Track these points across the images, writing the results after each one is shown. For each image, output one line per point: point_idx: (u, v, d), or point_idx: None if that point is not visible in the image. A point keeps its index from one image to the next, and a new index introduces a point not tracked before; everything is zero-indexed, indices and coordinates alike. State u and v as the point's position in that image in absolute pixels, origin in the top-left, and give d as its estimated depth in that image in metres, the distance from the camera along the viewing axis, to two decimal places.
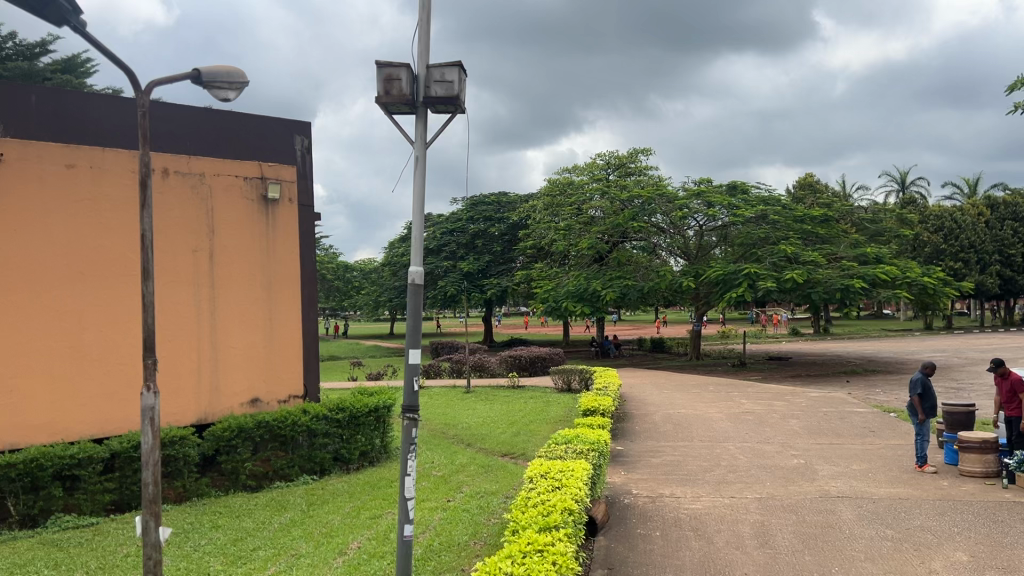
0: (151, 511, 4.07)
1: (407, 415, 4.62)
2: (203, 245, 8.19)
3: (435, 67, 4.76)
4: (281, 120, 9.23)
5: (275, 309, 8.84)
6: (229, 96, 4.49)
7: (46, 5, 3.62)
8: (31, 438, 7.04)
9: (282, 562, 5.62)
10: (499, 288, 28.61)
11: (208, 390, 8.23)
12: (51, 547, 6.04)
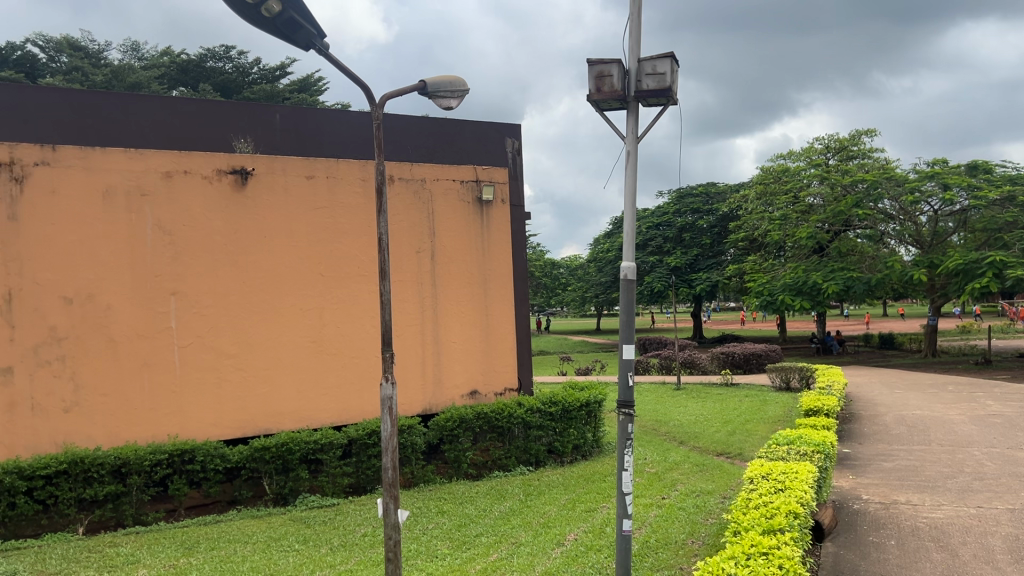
0: (391, 494, 4.35)
1: (623, 411, 4.62)
2: (425, 246, 8.67)
3: (647, 59, 4.72)
4: (494, 124, 9.55)
5: (491, 305, 9.17)
6: (452, 104, 4.72)
7: (295, 31, 4.02)
8: (281, 424, 7.79)
9: (504, 549, 5.83)
10: (710, 282, 27.87)
11: (432, 382, 8.70)
12: (300, 524, 6.65)
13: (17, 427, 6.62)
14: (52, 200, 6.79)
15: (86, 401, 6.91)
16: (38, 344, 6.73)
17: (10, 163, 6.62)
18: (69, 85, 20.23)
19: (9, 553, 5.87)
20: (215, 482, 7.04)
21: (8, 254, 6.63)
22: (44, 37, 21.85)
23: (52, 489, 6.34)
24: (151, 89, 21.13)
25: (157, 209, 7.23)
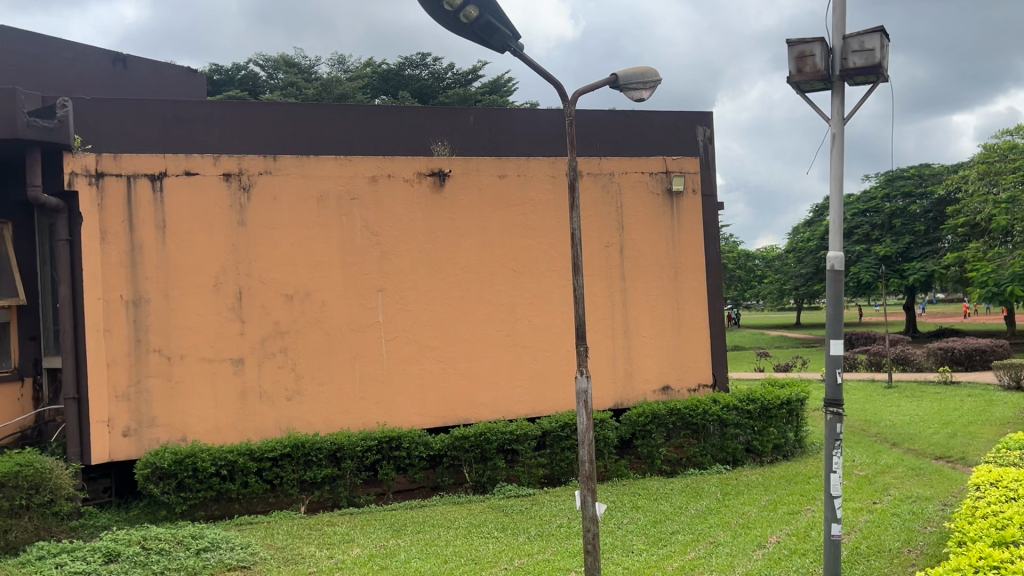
0: (588, 487, 4.38)
1: (831, 410, 4.38)
2: (615, 240, 8.65)
3: (854, 36, 4.46)
4: (685, 114, 9.35)
5: (683, 299, 8.99)
6: (643, 96, 4.68)
7: (491, 34, 4.14)
8: (479, 415, 8.08)
9: (702, 548, 5.71)
10: (923, 272, 25.76)
11: (623, 377, 8.68)
12: (499, 512, 6.86)
13: (248, 413, 7.31)
14: (273, 206, 7.42)
15: (306, 390, 7.50)
16: (264, 337, 7.39)
17: (238, 173, 7.31)
18: (285, 99, 22.00)
19: (243, 526, 6.49)
20: (419, 469, 7.41)
21: (238, 256, 7.32)
22: (263, 57, 23.90)
23: (278, 470, 6.94)
24: (356, 100, 22.58)
25: (364, 212, 7.71)
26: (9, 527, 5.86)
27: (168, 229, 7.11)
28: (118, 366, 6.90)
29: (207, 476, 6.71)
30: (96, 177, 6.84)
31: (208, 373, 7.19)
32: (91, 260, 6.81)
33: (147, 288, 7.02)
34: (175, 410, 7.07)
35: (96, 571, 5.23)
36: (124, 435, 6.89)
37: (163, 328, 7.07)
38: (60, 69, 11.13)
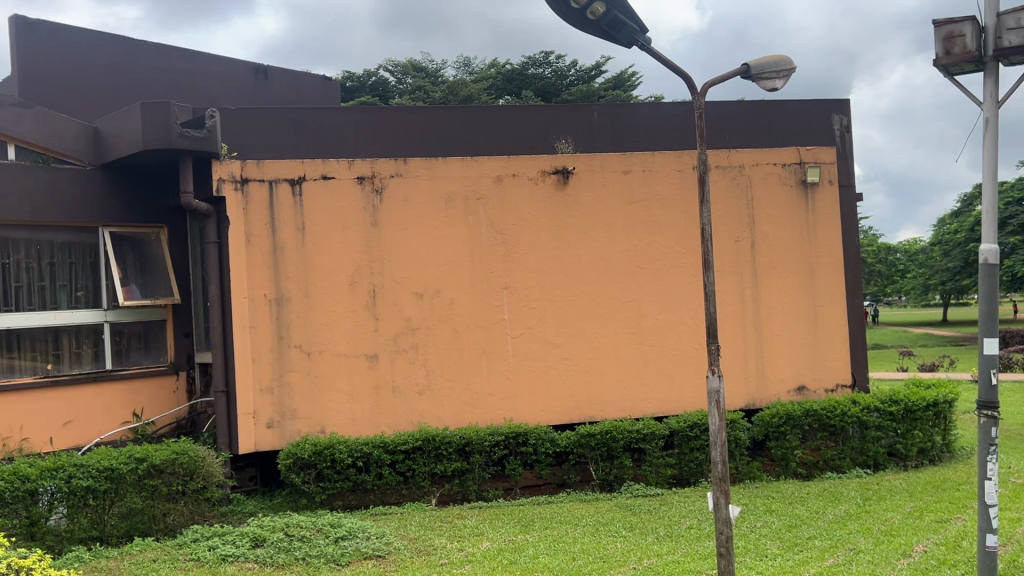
0: (721, 489, 4.29)
1: (986, 413, 4.11)
2: (745, 235, 8.41)
3: (1011, 12, 4.15)
4: (819, 102, 8.99)
5: (819, 294, 8.64)
6: (777, 85, 4.53)
7: (617, 30, 4.11)
8: (605, 413, 8.04)
9: (841, 555, 5.47)
10: None
11: (756, 376, 8.43)
12: (626, 511, 6.81)
13: (382, 406, 7.56)
14: (404, 207, 7.65)
15: (436, 385, 7.68)
16: (396, 334, 7.62)
17: (371, 176, 7.57)
18: (414, 103, 22.63)
19: (377, 517, 6.72)
20: (546, 465, 7.46)
21: (371, 256, 7.59)
22: (393, 63, 24.65)
23: (410, 463, 7.15)
24: (481, 100, 22.92)
25: (491, 211, 7.82)
26: (169, 511, 6.38)
27: (306, 231, 7.45)
28: (262, 361, 7.29)
29: (343, 467, 6.99)
30: (241, 182, 7.25)
31: (344, 368, 7.49)
32: (238, 261, 7.24)
33: (288, 287, 7.39)
34: (314, 403, 7.40)
35: (244, 556, 5.59)
36: (268, 426, 7.28)
37: (303, 325, 7.41)
38: (208, 82, 11.97)
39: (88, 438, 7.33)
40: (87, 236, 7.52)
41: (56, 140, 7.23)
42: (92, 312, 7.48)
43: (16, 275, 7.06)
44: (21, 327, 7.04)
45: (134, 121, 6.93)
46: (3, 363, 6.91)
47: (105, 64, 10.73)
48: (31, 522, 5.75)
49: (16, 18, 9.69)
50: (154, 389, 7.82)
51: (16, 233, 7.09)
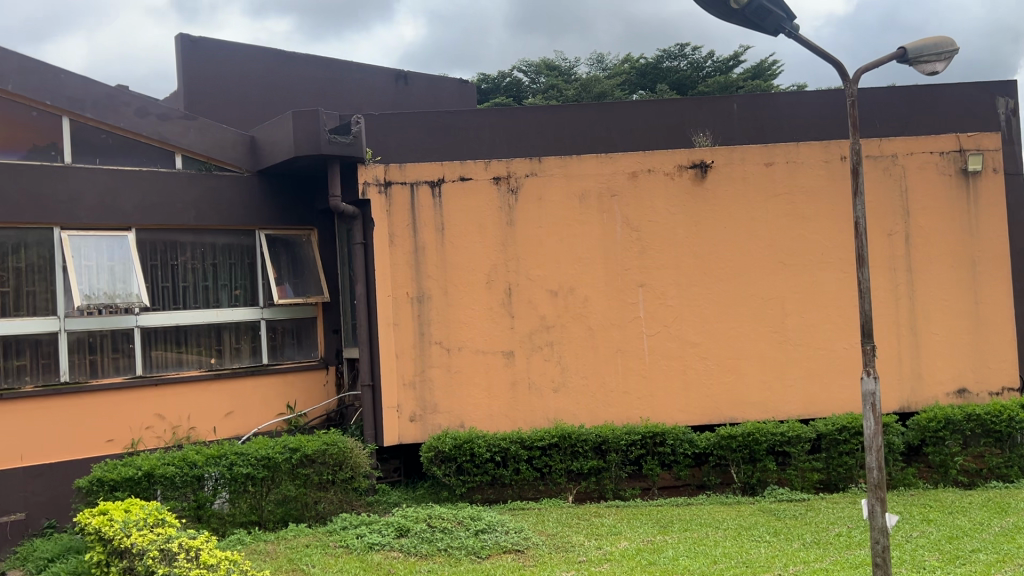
0: (877, 496, 4.09)
1: None
2: (899, 228, 7.96)
3: None
4: (982, 84, 8.39)
5: (982, 291, 8.06)
6: (938, 68, 4.27)
7: (764, 18, 3.99)
8: (746, 413, 7.82)
9: (1011, 571, 5.09)
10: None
11: (911, 377, 7.96)
12: (770, 516, 6.59)
13: (520, 403, 7.64)
14: (540, 206, 7.71)
15: (572, 383, 7.70)
16: (532, 332, 7.70)
17: (506, 176, 7.67)
18: (547, 101, 22.77)
19: (516, 512, 6.80)
20: (685, 466, 7.34)
21: (508, 254, 7.69)
22: (526, 62, 24.88)
23: (547, 459, 7.20)
24: (615, 96, 22.79)
25: (627, 208, 7.76)
26: (320, 499, 6.68)
27: (445, 231, 7.63)
28: (405, 357, 7.54)
29: (482, 462, 7.12)
30: (384, 185, 7.53)
31: (482, 365, 7.63)
32: (381, 261, 7.53)
33: (428, 286, 7.60)
34: (454, 399, 7.58)
35: (389, 545, 5.81)
36: (411, 420, 7.52)
37: (443, 322, 7.61)
38: (352, 89, 12.52)
39: (247, 428, 7.83)
40: (246, 238, 8.02)
41: (217, 149, 7.75)
42: (250, 309, 7.96)
43: (184, 276, 7.62)
44: (188, 323, 7.58)
45: (286, 129, 7.34)
46: (173, 357, 7.48)
47: (260, 76, 11.44)
48: (198, 505, 6.19)
49: (183, 35, 10.67)
50: (306, 383, 8.25)
51: (183, 237, 7.65)
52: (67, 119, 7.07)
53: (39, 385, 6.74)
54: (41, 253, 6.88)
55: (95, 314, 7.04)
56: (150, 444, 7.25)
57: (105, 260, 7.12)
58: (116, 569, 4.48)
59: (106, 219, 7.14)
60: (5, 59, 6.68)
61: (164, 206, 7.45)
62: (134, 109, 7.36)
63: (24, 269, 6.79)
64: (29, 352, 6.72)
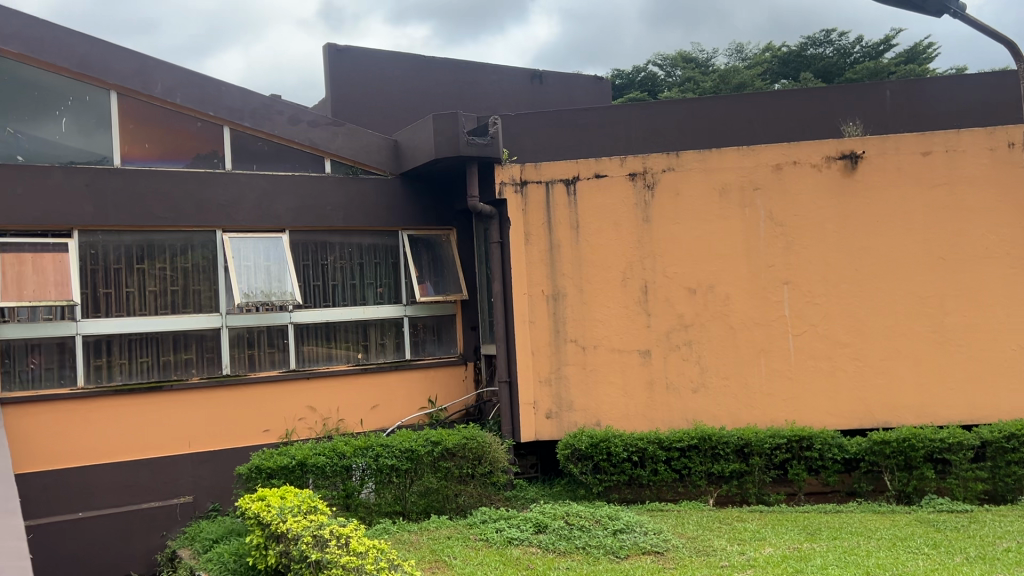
0: None
1: None
2: None
3: None
4: None
5: None
6: None
7: None
8: (900, 418, 7.40)
9: None
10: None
11: None
12: (928, 527, 6.20)
13: (657, 402, 7.52)
14: (677, 202, 7.56)
15: (712, 383, 7.51)
16: (670, 330, 7.56)
17: (643, 172, 7.57)
18: (684, 95, 22.35)
19: (654, 512, 6.71)
20: (834, 471, 7.02)
21: (644, 251, 7.58)
22: (662, 56, 24.52)
23: (686, 460, 7.06)
24: (756, 86, 22.09)
25: (770, 201, 7.50)
26: (460, 491, 6.82)
27: (581, 228, 7.62)
28: (541, 355, 7.60)
29: (620, 461, 7.05)
30: (521, 184, 7.62)
31: (619, 363, 7.56)
32: (518, 259, 7.61)
33: (564, 283, 7.61)
34: (590, 397, 7.55)
35: (528, 540, 5.86)
36: (547, 417, 7.56)
37: (578, 320, 7.60)
38: (489, 90, 12.74)
39: (391, 421, 8.10)
40: (389, 238, 8.31)
41: (363, 153, 8.07)
42: (393, 306, 8.23)
43: (333, 274, 7.98)
44: (336, 320, 7.93)
45: (427, 132, 7.54)
46: (323, 352, 7.84)
47: (402, 81, 11.83)
48: (347, 494, 6.47)
49: (330, 46, 11.19)
50: (447, 378, 8.45)
51: (331, 237, 8.01)
52: (228, 128, 7.56)
53: (205, 377, 7.25)
54: (205, 254, 7.39)
55: (253, 311, 7.49)
56: (303, 434, 7.64)
57: (262, 261, 7.56)
58: (275, 552, 4.75)
59: (262, 222, 7.57)
60: (174, 75, 7.21)
61: (314, 209, 7.82)
62: (287, 117, 7.74)
63: (191, 269, 7.31)
64: (195, 346, 7.24)
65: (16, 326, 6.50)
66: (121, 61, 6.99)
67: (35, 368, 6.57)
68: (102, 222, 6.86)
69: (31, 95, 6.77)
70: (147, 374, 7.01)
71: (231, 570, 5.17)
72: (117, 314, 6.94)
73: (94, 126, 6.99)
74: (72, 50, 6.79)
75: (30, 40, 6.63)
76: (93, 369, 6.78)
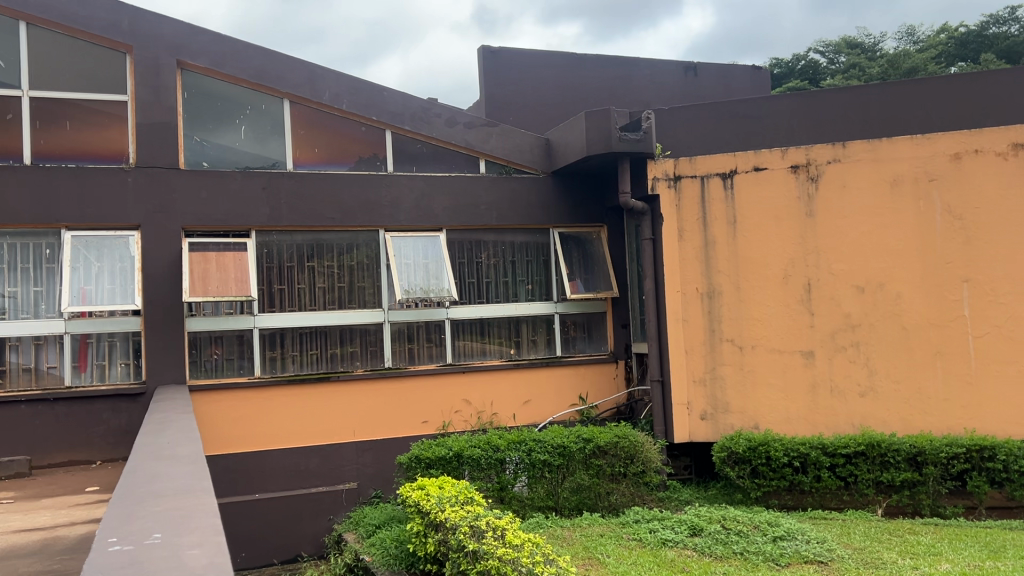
0: None
1: None
2: None
3: None
4: None
5: None
6: None
7: None
8: None
9: None
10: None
11: None
12: None
13: (820, 406, 7.19)
14: (843, 194, 7.20)
15: (880, 387, 7.10)
16: (835, 330, 7.20)
17: (806, 164, 7.27)
18: (848, 82, 21.23)
19: (818, 520, 6.41)
20: (1021, 486, 6.45)
21: (807, 247, 7.27)
22: (824, 43, 23.39)
23: (852, 468, 6.70)
24: (930, 70, 20.65)
25: (947, 193, 7.00)
26: (613, 490, 6.80)
27: (738, 224, 7.40)
28: (695, 354, 7.45)
29: (779, 466, 6.78)
30: (674, 180, 7.49)
31: (778, 364, 7.28)
32: (671, 256, 7.49)
33: (720, 281, 7.43)
34: (747, 398, 7.32)
35: (683, 542, 5.77)
36: (702, 418, 7.40)
37: (735, 319, 7.38)
38: (642, 85, 12.61)
39: (544, 416, 8.18)
40: (540, 236, 8.39)
41: (516, 153, 8.18)
42: (545, 303, 8.31)
43: (487, 272, 8.16)
44: (490, 316, 8.10)
45: (580, 130, 7.55)
46: (477, 347, 8.03)
47: (554, 79, 11.91)
48: (501, 487, 6.59)
49: (485, 48, 11.43)
50: (598, 375, 8.41)
51: (485, 236, 8.19)
52: (389, 132, 7.87)
53: (368, 370, 7.59)
54: (369, 253, 7.73)
55: (413, 307, 7.78)
56: (459, 427, 7.85)
57: (421, 259, 7.82)
58: (433, 539, 4.90)
59: (420, 221, 7.84)
60: (340, 82, 7.59)
61: (470, 208, 8.01)
62: (444, 120, 7.97)
63: (356, 267, 7.67)
64: (359, 340, 7.60)
65: (203, 319, 7.09)
66: (293, 71, 7.44)
67: (217, 358, 7.13)
68: (277, 223, 7.32)
69: (215, 106, 7.32)
70: (316, 365, 7.43)
71: (393, 556, 5.39)
72: (290, 309, 7.38)
73: (269, 133, 7.48)
74: (251, 63, 7.29)
75: (215, 55, 7.17)
76: (268, 359, 7.27)
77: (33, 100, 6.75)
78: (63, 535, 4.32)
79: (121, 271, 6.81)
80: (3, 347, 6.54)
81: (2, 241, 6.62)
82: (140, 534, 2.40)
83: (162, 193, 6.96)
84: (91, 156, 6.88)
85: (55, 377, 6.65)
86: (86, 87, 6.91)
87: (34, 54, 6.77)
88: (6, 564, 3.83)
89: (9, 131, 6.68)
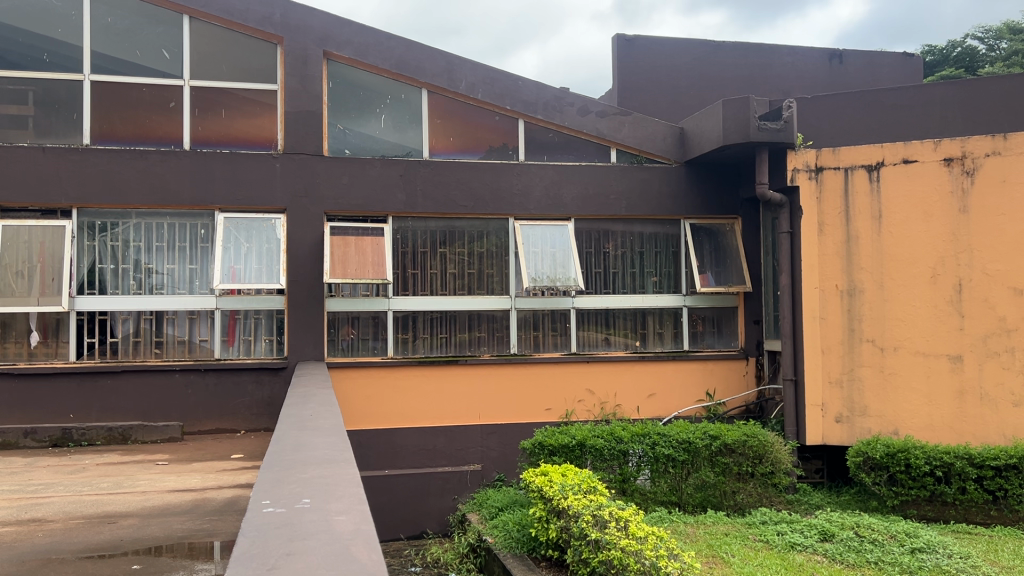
0: None
1: None
2: None
3: None
4: None
5: None
6: None
7: None
8: None
9: None
10: None
11: None
12: None
13: (968, 415, 6.76)
14: (1003, 189, 6.70)
15: None
16: (988, 335, 6.73)
17: (961, 157, 6.81)
18: (1010, 70, 19.72)
19: (961, 535, 6.03)
20: None
21: (959, 245, 6.80)
22: (983, 28, 21.84)
23: (1002, 481, 6.24)
24: None
25: None
26: (739, 489, 6.63)
27: (884, 218, 7.05)
28: (832, 354, 7.20)
29: (920, 475, 6.40)
30: (816, 171, 7.24)
31: (923, 368, 6.89)
32: (809, 251, 7.25)
33: (861, 279, 7.11)
34: (886, 402, 6.99)
35: (812, 547, 5.57)
36: (837, 421, 7.16)
37: (877, 319, 7.05)
38: (782, 73, 12.16)
39: (669, 410, 8.06)
40: (670, 227, 8.26)
41: (649, 141, 8.06)
42: (673, 296, 8.18)
43: (615, 262, 8.11)
44: (615, 307, 8.05)
45: (716, 118, 7.37)
46: (602, 338, 8.02)
47: (689, 68, 11.70)
48: (624, 479, 6.55)
49: (619, 37, 11.37)
50: (727, 372, 8.19)
51: (614, 226, 8.14)
52: (523, 121, 7.94)
53: (494, 355, 7.73)
54: (498, 241, 7.84)
55: (539, 295, 7.86)
56: (582, 416, 7.86)
57: (549, 247, 7.85)
58: (556, 525, 4.93)
59: (551, 210, 7.86)
60: (476, 72, 7.71)
61: (600, 197, 7.97)
62: (577, 109, 7.94)
63: (485, 254, 7.80)
64: (486, 325, 7.74)
65: (341, 300, 7.38)
66: (432, 61, 7.61)
67: (352, 338, 7.43)
68: (412, 209, 7.52)
69: (357, 95, 7.60)
70: (445, 348, 7.63)
71: (514, 539, 5.47)
72: (423, 293, 7.60)
73: (407, 122, 7.69)
74: (392, 53, 7.52)
75: (358, 46, 7.42)
76: (400, 341, 7.53)
77: (193, 88, 7.20)
78: (212, 497, 4.62)
79: (268, 252, 7.17)
80: (162, 320, 7.06)
81: (163, 221, 7.12)
82: (290, 498, 2.54)
83: (308, 178, 7.30)
84: (243, 142, 7.28)
85: (206, 350, 7.12)
86: (240, 77, 7.32)
87: (196, 45, 7.23)
88: (161, 520, 4.13)
89: (172, 118, 7.16)
